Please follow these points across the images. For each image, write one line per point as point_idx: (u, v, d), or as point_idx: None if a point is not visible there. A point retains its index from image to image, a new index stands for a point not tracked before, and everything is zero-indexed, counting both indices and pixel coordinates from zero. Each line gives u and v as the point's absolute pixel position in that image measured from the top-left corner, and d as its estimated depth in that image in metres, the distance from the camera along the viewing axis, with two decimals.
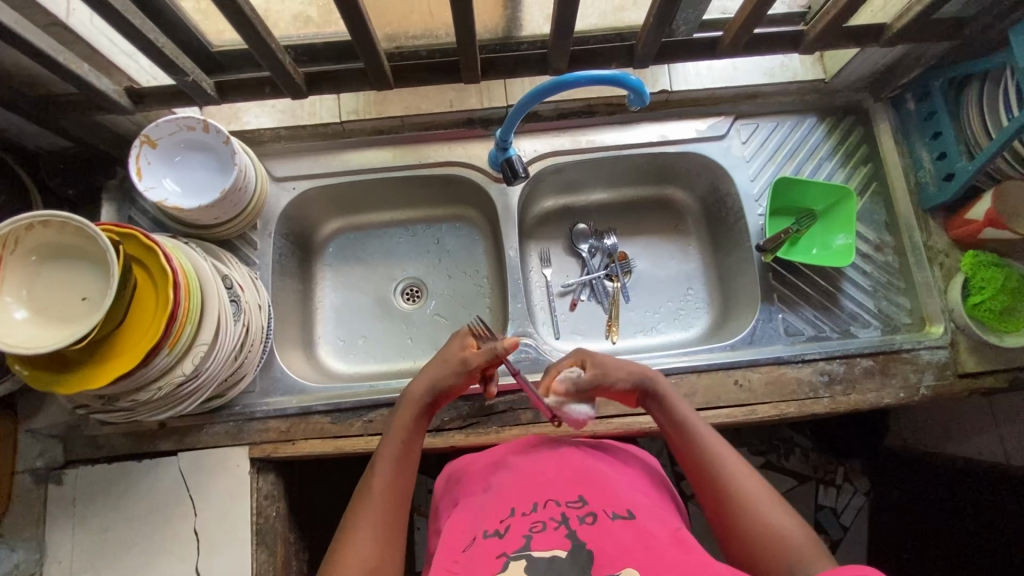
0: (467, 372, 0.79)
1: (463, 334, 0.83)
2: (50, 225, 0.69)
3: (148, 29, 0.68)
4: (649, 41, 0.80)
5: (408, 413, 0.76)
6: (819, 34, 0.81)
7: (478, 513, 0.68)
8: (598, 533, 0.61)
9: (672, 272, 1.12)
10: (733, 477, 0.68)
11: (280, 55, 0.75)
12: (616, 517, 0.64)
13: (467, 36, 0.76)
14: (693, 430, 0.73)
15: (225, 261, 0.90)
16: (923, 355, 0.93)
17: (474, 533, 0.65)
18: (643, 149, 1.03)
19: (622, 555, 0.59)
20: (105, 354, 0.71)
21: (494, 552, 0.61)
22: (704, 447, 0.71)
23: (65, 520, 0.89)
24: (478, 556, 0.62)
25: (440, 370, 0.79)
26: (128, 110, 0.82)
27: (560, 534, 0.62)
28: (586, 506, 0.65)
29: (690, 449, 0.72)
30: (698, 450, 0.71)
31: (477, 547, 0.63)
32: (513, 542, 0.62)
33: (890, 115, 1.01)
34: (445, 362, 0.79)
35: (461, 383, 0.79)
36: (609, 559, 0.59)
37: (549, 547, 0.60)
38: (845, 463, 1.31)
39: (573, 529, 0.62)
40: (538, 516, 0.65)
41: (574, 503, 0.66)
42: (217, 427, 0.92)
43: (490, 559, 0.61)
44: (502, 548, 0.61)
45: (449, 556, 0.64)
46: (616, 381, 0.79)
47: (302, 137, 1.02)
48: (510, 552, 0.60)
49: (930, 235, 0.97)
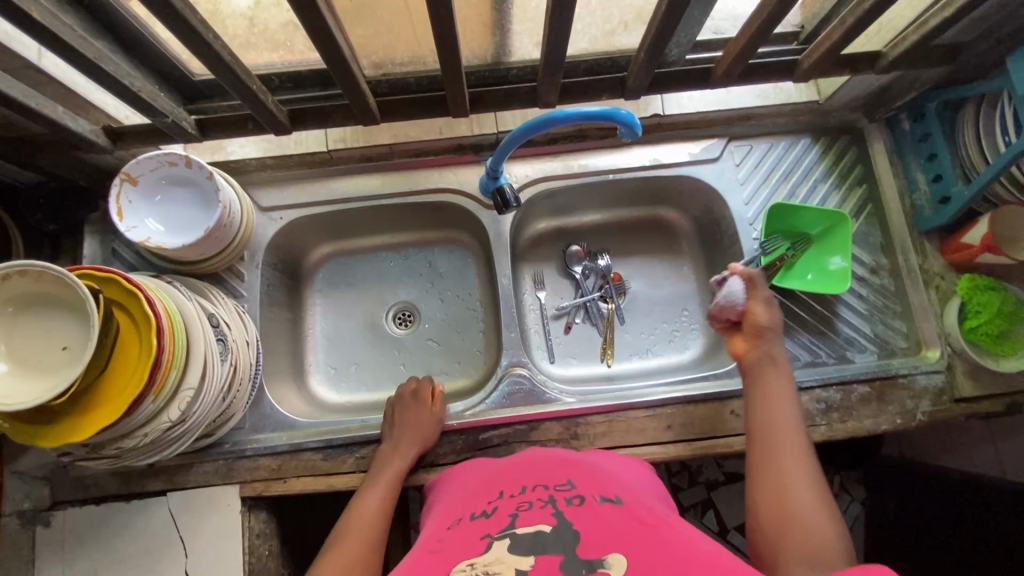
0: (435, 430, 0.90)
1: (421, 390, 0.94)
2: (28, 274, 0.67)
3: (122, 74, 0.66)
4: (640, 73, 0.78)
5: (389, 473, 0.85)
6: (813, 64, 0.80)
7: (468, 505, 0.69)
8: (584, 514, 0.62)
9: (667, 293, 1.10)
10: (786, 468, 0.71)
11: (261, 95, 0.74)
12: (603, 503, 0.64)
13: (454, 71, 0.74)
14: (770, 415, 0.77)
15: (211, 297, 0.88)
16: (920, 380, 0.92)
17: (461, 518, 0.67)
18: (636, 172, 1.01)
19: (608, 536, 0.58)
20: (89, 405, 0.68)
21: (477, 534, 0.61)
22: (775, 434, 0.75)
23: (53, 563, 0.87)
24: (463, 536, 0.62)
25: (414, 427, 0.89)
26: (107, 148, 0.81)
27: (546, 513, 0.62)
28: (574, 492, 0.66)
29: (764, 429, 0.76)
30: (770, 433, 0.75)
31: (463, 529, 0.64)
32: (499, 525, 0.62)
33: (884, 135, 1.00)
34: (415, 425, 0.88)
35: (432, 440, 0.89)
36: (595, 539, 0.58)
37: (534, 524, 0.60)
38: (841, 473, 1.32)
39: (560, 510, 0.63)
40: (526, 498, 0.66)
41: (562, 488, 0.67)
42: (207, 465, 0.90)
43: (474, 539, 0.60)
44: (486, 530, 0.61)
45: (433, 537, 0.65)
46: (755, 316, 0.85)
47: (288, 166, 1.00)
48: (494, 533, 0.60)
49: (926, 257, 0.97)
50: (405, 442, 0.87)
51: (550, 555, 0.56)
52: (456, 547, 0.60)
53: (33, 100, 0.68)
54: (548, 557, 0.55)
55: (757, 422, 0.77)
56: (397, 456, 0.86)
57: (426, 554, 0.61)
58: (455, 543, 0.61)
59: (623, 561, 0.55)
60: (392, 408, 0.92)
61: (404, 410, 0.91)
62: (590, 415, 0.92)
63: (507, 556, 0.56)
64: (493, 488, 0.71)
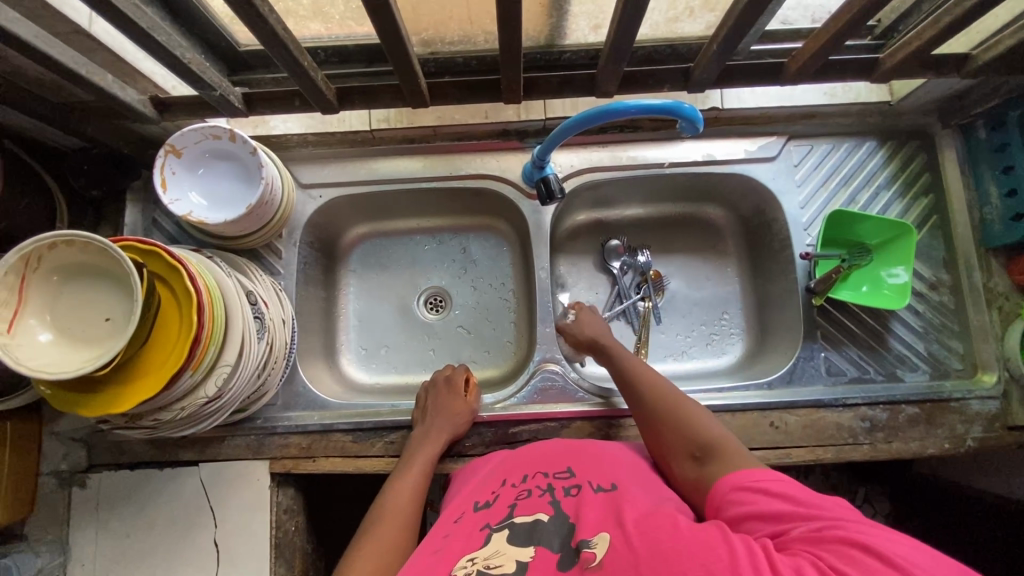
0: (467, 421, 0.89)
1: (451, 376, 0.92)
2: (75, 244, 0.66)
3: (174, 45, 0.64)
4: (709, 66, 0.74)
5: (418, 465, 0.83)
6: (894, 64, 0.75)
7: (472, 496, 0.71)
8: (578, 502, 0.63)
9: (708, 294, 1.06)
10: (664, 397, 0.76)
11: (312, 73, 0.72)
12: (598, 491, 0.64)
13: (512, 56, 0.71)
14: (627, 363, 0.83)
15: (249, 274, 0.87)
16: (973, 406, 0.88)
17: (466, 508, 0.68)
18: (687, 168, 0.97)
19: (599, 521, 0.59)
20: (129, 377, 0.69)
21: (477, 527, 0.63)
22: (638, 376, 0.80)
23: (88, 523, 0.90)
24: (465, 529, 0.63)
25: (447, 421, 0.87)
26: (153, 119, 0.80)
27: (543, 502, 0.64)
28: (573, 480, 0.67)
29: (627, 376, 0.81)
30: (633, 377, 0.80)
31: (467, 519, 0.65)
32: (497, 516, 0.63)
33: (957, 143, 0.94)
34: (446, 415, 0.87)
35: (463, 432, 0.88)
36: (589, 523, 0.59)
37: (532, 513, 0.62)
38: (865, 484, 1.25)
39: (557, 500, 0.64)
40: (526, 487, 0.68)
41: (561, 476, 0.69)
42: (238, 440, 0.91)
43: (474, 530, 0.62)
44: (486, 522, 0.63)
45: (439, 531, 0.65)
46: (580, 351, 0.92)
47: (329, 143, 0.98)
48: (493, 524, 0.62)
49: (991, 276, 0.91)
50: (436, 432, 0.86)
51: (548, 549, 0.57)
52: (460, 539, 0.61)
53: (82, 67, 0.67)
54: (545, 550, 0.57)
55: (620, 376, 0.82)
56: (427, 446, 0.85)
57: (430, 548, 0.62)
58: (458, 535, 0.62)
59: (607, 539, 0.56)
60: (424, 396, 0.91)
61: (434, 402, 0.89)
62: (623, 417, 0.90)
63: (506, 548, 0.58)
64: (499, 478, 0.73)
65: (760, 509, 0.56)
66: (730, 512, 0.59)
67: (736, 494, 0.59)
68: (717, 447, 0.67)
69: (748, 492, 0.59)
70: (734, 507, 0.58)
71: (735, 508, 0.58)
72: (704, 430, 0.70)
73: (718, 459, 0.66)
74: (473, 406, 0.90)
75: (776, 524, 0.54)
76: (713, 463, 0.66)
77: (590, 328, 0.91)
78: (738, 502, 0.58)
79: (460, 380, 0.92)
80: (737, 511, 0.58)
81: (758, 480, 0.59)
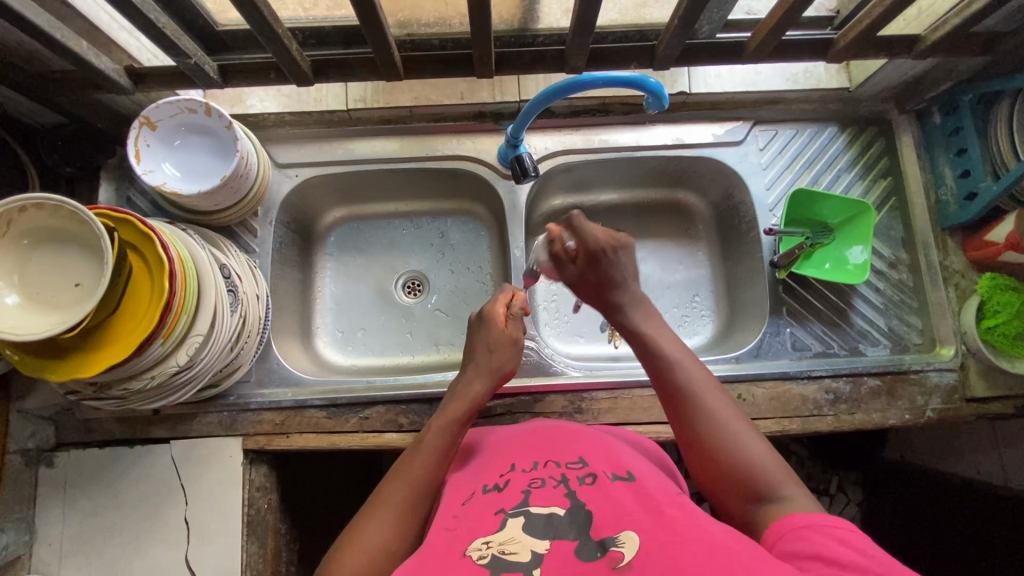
0: (519, 349, 0.81)
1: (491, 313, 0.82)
2: (44, 208, 0.66)
3: (147, 8, 0.66)
4: (672, 43, 0.77)
5: (461, 407, 0.74)
6: (847, 44, 0.79)
7: (478, 479, 0.66)
8: (597, 492, 0.59)
9: (680, 277, 1.08)
10: (715, 416, 0.65)
11: (287, 42, 0.73)
12: (616, 481, 0.62)
13: (482, 30, 0.74)
14: (679, 377, 0.68)
15: (224, 249, 0.87)
16: (932, 377, 0.91)
17: (474, 491, 0.64)
18: (658, 152, 1.00)
19: (622, 515, 0.55)
20: (97, 342, 0.68)
21: (490, 510, 0.59)
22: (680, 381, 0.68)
23: (55, 501, 0.88)
24: (476, 513, 0.59)
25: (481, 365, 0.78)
26: (128, 90, 0.81)
27: (559, 494, 0.59)
28: (586, 469, 0.63)
29: (666, 380, 0.68)
30: (674, 382, 0.68)
31: (477, 504, 0.61)
32: (512, 501, 0.59)
33: (913, 128, 0.99)
34: (496, 349, 0.80)
35: (514, 364, 0.80)
36: (609, 517, 0.55)
37: (548, 505, 0.58)
38: (840, 473, 1.26)
39: (573, 490, 0.60)
40: (538, 476, 0.63)
41: (574, 465, 0.64)
42: (210, 416, 0.91)
43: (487, 515, 0.58)
44: (500, 506, 0.59)
45: (447, 513, 0.62)
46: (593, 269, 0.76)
47: (307, 123, 1.00)
48: (508, 509, 0.58)
49: (948, 254, 0.95)
50: (483, 368, 0.78)
51: (565, 538, 0.54)
52: (470, 525, 0.57)
53: (57, 32, 0.68)
54: (564, 541, 0.53)
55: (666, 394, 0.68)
56: (473, 385, 0.77)
57: (441, 532, 0.58)
58: (468, 520, 0.58)
59: (636, 539, 0.52)
60: (470, 337, 0.84)
61: (481, 337, 0.81)
62: (595, 391, 0.92)
63: (522, 535, 0.54)
64: (506, 460, 0.69)
65: (826, 554, 0.50)
66: (790, 548, 0.53)
67: (804, 533, 0.53)
68: (776, 488, 0.59)
69: (819, 535, 0.52)
70: (797, 545, 0.52)
71: (800, 546, 0.52)
72: (761, 464, 0.61)
73: (779, 501, 0.58)
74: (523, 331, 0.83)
75: (838, 567, 0.48)
76: (768, 503, 0.59)
77: (619, 285, 0.75)
78: (805, 541, 0.52)
79: (506, 302, 0.84)
80: (800, 550, 0.52)
81: (826, 524, 0.53)
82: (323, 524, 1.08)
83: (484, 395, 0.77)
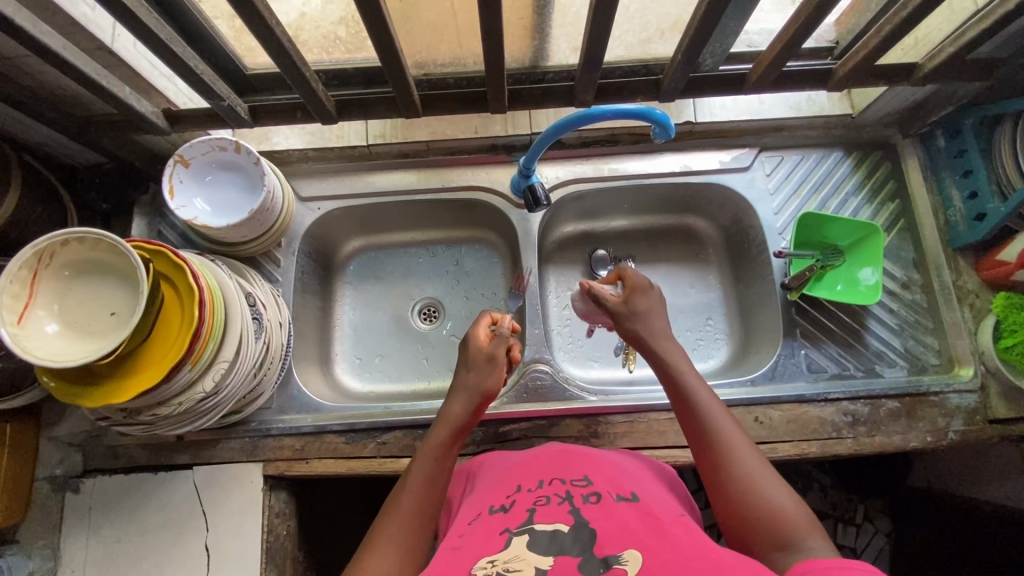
0: (499, 365, 0.82)
1: (471, 335, 0.85)
2: (86, 241, 0.70)
3: (188, 57, 0.71)
4: (676, 76, 0.82)
5: (445, 429, 0.75)
6: (846, 72, 0.82)
7: (485, 499, 0.67)
8: (601, 510, 0.60)
9: (693, 301, 1.09)
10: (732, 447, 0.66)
11: (314, 84, 0.79)
12: (620, 500, 0.62)
13: (496, 69, 0.78)
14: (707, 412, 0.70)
15: (249, 278, 0.91)
16: (952, 399, 0.90)
17: (480, 511, 0.64)
18: (666, 178, 1.03)
19: (626, 534, 0.56)
20: (127, 370, 0.71)
21: (496, 531, 0.59)
22: (713, 425, 0.69)
23: (79, 528, 0.90)
24: (482, 533, 0.59)
25: (463, 385, 0.80)
26: (164, 130, 0.86)
27: (563, 511, 0.60)
28: (591, 487, 0.64)
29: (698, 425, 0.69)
30: (706, 427, 0.68)
31: (483, 524, 0.61)
32: (517, 520, 0.60)
33: (918, 150, 1.01)
34: (475, 367, 0.81)
35: (496, 380, 0.80)
36: (611, 536, 0.55)
37: (552, 522, 0.58)
38: (865, 501, 1.21)
39: (577, 507, 0.61)
40: (543, 494, 0.64)
41: (579, 483, 0.65)
42: (232, 443, 0.92)
43: (493, 535, 0.58)
44: (505, 525, 0.59)
45: (455, 533, 0.62)
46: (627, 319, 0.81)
47: (330, 158, 1.05)
48: (512, 529, 0.58)
49: (960, 274, 0.96)
50: (467, 388, 0.80)
51: (569, 555, 0.54)
52: (476, 544, 0.58)
53: (103, 78, 0.73)
54: (566, 558, 0.54)
55: (688, 421, 0.70)
56: (453, 405, 0.78)
57: (447, 551, 0.58)
58: (474, 539, 0.59)
59: (638, 556, 0.52)
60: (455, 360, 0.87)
61: (463, 360, 0.84)
62: (611, 415, 0.92)
63: (527, 553, 0.54)
64: (512, 480, 0.69)
65: None
66: None
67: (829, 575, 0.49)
68: (800, 538, 0.58)
69: None
70: None
71: None
72: (775, 500, 0.61)
73: (802, 550, 0.57)
74: (506, 348, 0.84)
75: None
76: (786, 545, 0.58)
77: (644, 319, 0.80)
78: None
79: (486, 325, 0.87)
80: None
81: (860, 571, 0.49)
82: (339, 552, 1.08)
83: (467, 414, 0.78)
